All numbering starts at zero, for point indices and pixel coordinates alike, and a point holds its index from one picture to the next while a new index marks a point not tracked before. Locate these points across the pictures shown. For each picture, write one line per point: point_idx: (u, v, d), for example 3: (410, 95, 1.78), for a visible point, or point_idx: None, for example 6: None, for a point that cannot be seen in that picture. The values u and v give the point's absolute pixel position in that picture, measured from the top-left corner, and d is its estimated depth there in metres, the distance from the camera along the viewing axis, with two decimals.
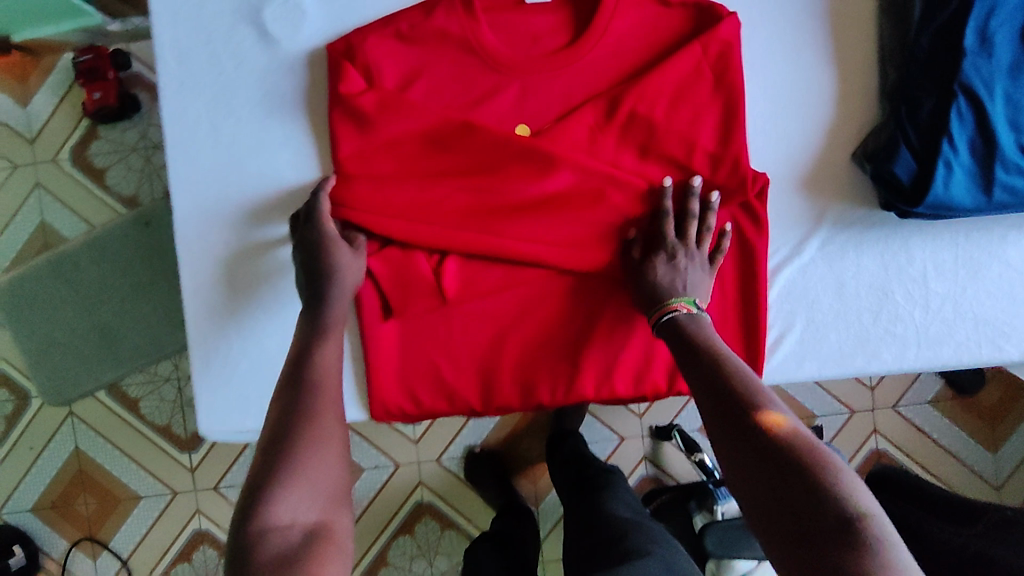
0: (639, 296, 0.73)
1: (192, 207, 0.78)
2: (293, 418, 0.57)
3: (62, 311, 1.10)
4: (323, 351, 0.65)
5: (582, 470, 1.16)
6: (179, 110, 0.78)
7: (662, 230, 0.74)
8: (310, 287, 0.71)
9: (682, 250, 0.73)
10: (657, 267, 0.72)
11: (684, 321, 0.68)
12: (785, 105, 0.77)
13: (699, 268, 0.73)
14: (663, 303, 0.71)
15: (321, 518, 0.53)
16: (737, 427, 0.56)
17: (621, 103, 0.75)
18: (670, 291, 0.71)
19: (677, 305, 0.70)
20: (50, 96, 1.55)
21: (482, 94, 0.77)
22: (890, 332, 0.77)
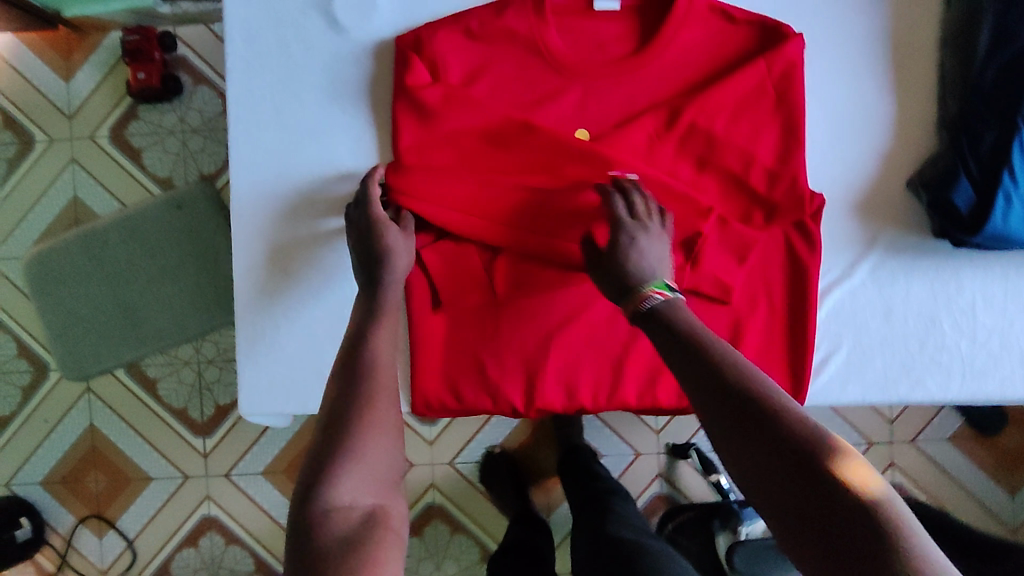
0: (613, 287, 0.65)
1: (252, 188, 0.80)
2: (349, 399, 0.56)
3: (135, 286, 1.46)
4: (377, 329, 0.63)
5: (589, 486, 1.15)
6: (246, 92, 0.79)
7: (610, 213, 0.69)
8: (363, 269, 0.70)
9: (634, 231, 0.67)
10: (619, 251, 0.65)
11: (665, 306, 0.59)
12: (844, 128, 0.78)
13: (655, 245, 0.67)
14: (640, 290, 0.62)
15: (380, 501, 0.53)
16: (742, 421, 0.48)
17: (682, 113, 0.76)
18: (643, 272, 0.64)
19: (651, 292, 0.61)
20: (94, 73, 1.55)
21: (544, 96, 0.78)
22: (935, 361, 0.77)
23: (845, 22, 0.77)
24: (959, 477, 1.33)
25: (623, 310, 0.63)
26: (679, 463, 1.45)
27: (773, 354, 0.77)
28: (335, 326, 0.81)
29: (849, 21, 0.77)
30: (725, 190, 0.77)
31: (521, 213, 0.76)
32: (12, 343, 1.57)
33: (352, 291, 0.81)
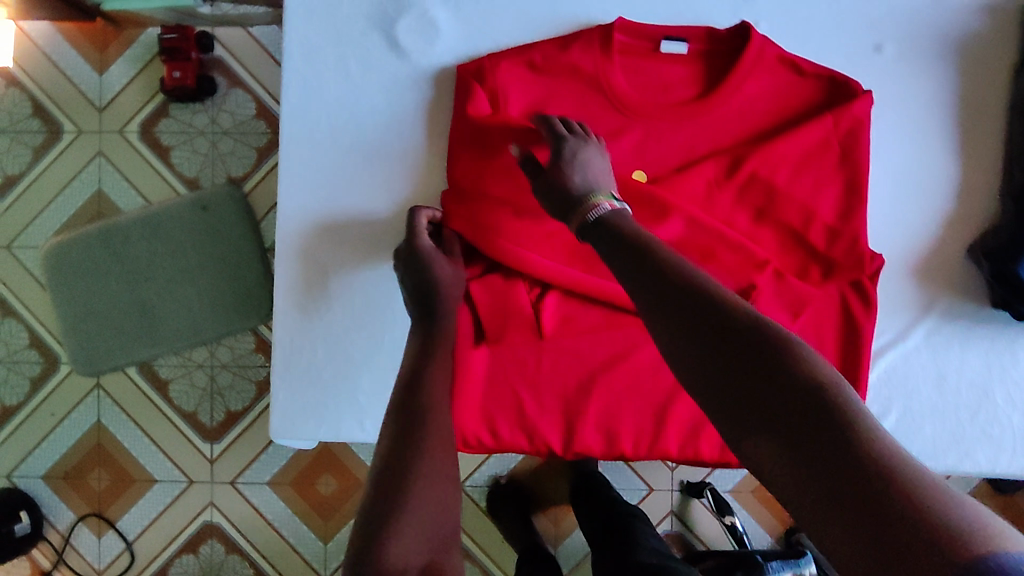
0: (557, 200, 0.65)
1: (299, 207, 0.78)
2: (404, 453, 0.56)
3: (170, 289, 1.47)
4: (432, 374, 0.63)
5: (605, 511, 1.13)
6: (301, 110, 0.78)
7: (553, 136, 0.69)
8: (415, 305, 0.70)
9: (576, 149, 0.68)
10: (566, 167, 0.66)
11: (610, 214, 0.61)
12: (907, 189, 0.76)
13: (598, 161, 0.68)
14: (585, 201, 0.63)
15: (432, 560, 0.52)
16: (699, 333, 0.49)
17: (745, 162, 0.74)
18: (586, 183, 0.65)
19: (599, 202, 0.62)
20: (128, 68, 1.53)
21: (605, 134, 0.76)
22: (986, 434, 0.75)
23: (915, 81, 0.76)
24: None
25: (570, 223, 0.64)
26: (692, 502, 1.43)
27: None
28: (374, 353, 0.80)
29: (920, 80, 0.76)
30: (783, 243, 0.75)
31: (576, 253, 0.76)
32: (24, 333, 1.54)
33: (394, 319, 0.79)
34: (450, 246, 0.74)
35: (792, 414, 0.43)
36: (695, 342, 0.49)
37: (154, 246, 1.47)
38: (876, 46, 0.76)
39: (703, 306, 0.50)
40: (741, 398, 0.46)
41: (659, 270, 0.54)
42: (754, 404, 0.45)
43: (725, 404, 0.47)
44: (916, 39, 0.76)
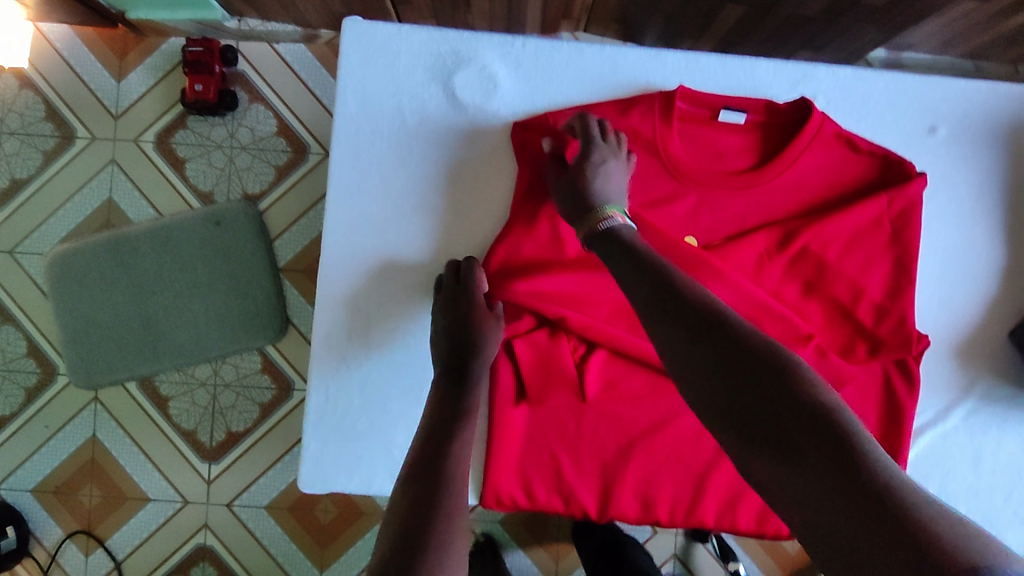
0: (570, 210, 0.70)
1: (343, 252, 0.77)
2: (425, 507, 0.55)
3: (178, 304, 1.47)
4: (459, 448, 0.63)
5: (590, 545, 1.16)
6: (352, 156, 0.77)
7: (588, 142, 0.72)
8: (452, 362, 0.71)
9: (608, 160, 0.71)
10: (591, 173, 0.69)
11: (622, 228, 0.66)
12: (954, 270, 0.77)
13: (620, 174, 0.71)
14: (595, 213, 0.68)
15: None
16: (695, 337, 0.54)
17: (797, 237, 0.75)
18: (599, 194, 0.69)
19: (612, 215, 0.67)
20: (147, 76, 1.50)
21: (660, 199, 0.76)
22: (1018, 515, 0.76)
23: (964, 164, 0.78)
24: None
25: (578, 228, 0.69)
26: (696, 546, 1.43)
27: None
28: (410, 405, 0.78)
29: (968, 164, 0.78)
30: (830, 319, 0.76)
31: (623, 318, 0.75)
32: (21, 341, 1.50)
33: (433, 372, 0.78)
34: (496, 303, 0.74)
35: (779, 412, 0.47)
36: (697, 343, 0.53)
37: (161, 259, 1.46)
38: (929, 128, 0.78)
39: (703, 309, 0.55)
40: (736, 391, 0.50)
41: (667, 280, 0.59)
42: (743, 405, 0.49)
43: (720, 400, 0.51)
44: (965, 123, 0.78)
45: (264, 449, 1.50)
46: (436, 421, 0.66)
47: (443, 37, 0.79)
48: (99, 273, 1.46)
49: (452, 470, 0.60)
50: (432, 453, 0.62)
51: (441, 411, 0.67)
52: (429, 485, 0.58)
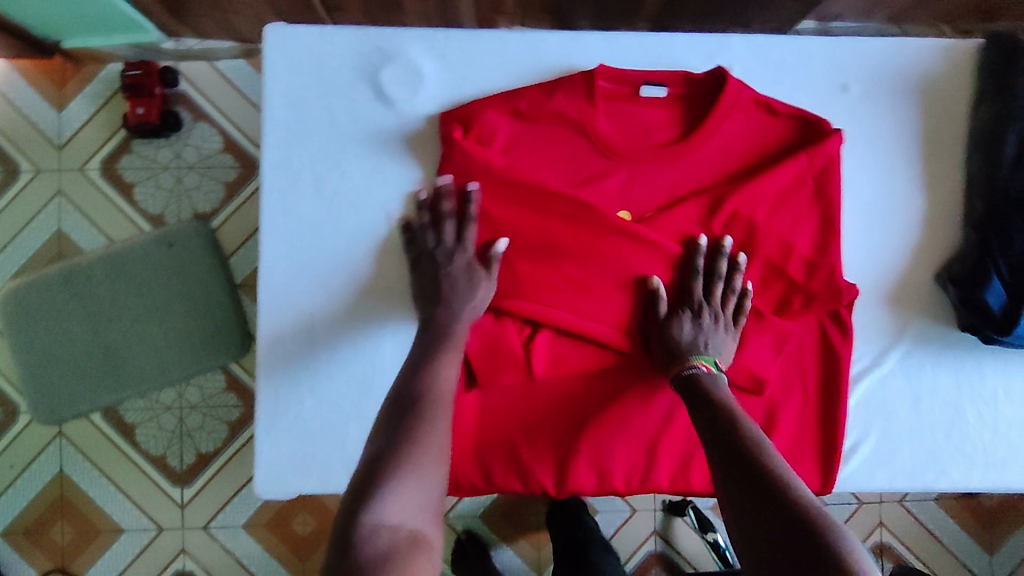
0: (660, 349, 0.75)
1: (282, 254, 0.77)
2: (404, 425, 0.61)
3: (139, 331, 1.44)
4: (443, 364, 0.68)
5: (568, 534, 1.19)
6: (284, 159, 0.78)
7: (690, 287, 0.76)
8: (431, 291, 0.74)
9: (707, 311, 0.75)
10: (681, 324, 0.74)
11: (705, 377, 0.71)
12: (877, 221, 0.80)
13: (721, 330, 0.75)
14: (682, 359, 0.72)
15: (421, 527, 0.55)
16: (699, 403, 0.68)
17: (724, 202, 0.77)
18: (687, 345, 0.73)
19: (698, 363, 0.72)
20: (87, 104, 1.49)
21: (590, 177, 0.78)
22: (960, 451, 0.79)
23: (879, 119, 0.81)
24: (937, 535, 1.49)
25: (667, 371, 0.74)
26: (675, 520, 1.48)
27: (803, 442, 0.78)
28: (361, 400, 0.77)
29: (881, 118, 0.81)
30: (763, 278, 0.78)
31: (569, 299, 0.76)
32: None
33: (382, 365, 0.78)
34: (491, 259, 0.75)
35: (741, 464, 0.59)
36: (716, 442, 0.63)
37: (115, 285, 1.44)
38: (842, 86, 0.81)
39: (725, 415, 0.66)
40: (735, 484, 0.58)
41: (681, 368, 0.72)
42: (732, 484, 0.59)
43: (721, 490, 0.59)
44: (876, 78, 0.81)
45: (235, 468, 1.49)
46: (425, 339, 0.71)
47: (366, 35, 0.80)
48: (55, 306, 1.42)
49: (431, 390, 0.65)
50: (412, 376, 0.67)
51: (428, 329, 0.72)
52: (408, 407, 0.63)
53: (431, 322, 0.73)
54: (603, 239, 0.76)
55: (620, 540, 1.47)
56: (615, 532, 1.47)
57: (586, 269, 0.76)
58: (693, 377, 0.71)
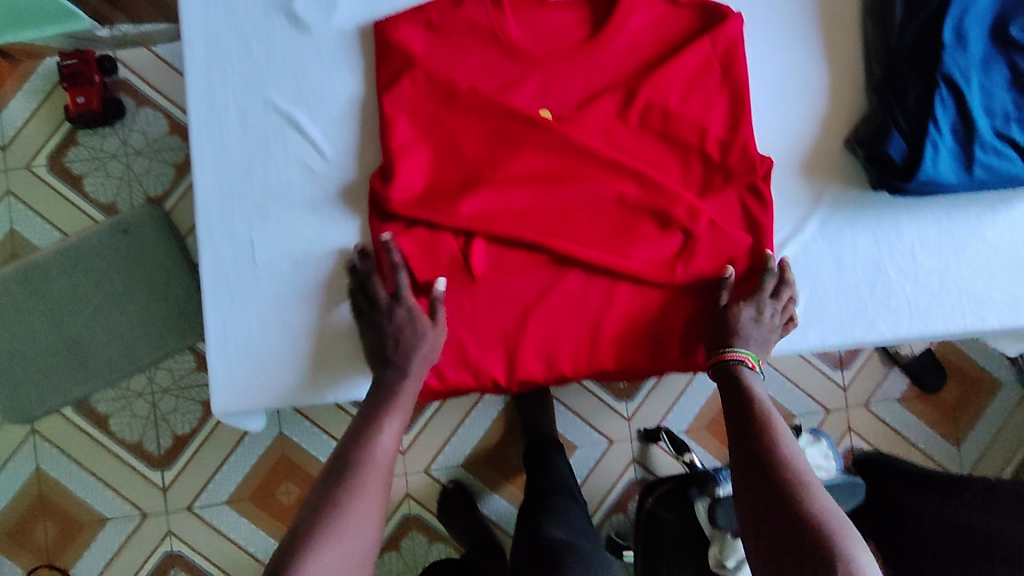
0: (709, 336, 0.82)
1: (215, 184, 0.79)
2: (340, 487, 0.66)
3: (101, 322, 1.43)
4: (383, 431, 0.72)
5: (540, 482, 1.22)
6: (208, 93, 0.80)
7: (759, 283, 0.81)
8: (376, 351, 0.77)
9: (767, 306, 0.80)
10: (743, 309, 0.79)
11: (745, 373, 0.79)
12: (785, 97, 0.84)
13: (771, 327, 0.80)
14: (726, 348, 0.79)
15: None
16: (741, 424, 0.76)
17: (639, 92, 0.80)
18: (741, 332, 0.79)
19: (742, 356, 0.78)
20: (28, 101, 1.48)
21: (508, 83, 0.81)
22: (885, 304, 0.84)
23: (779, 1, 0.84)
24: (905, 434, 1.53)
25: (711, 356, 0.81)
26: (652, 447, 1.51)
27: None
28: (310, 319, 0.80)
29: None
30: (683, 162, 0.81)
31: (502, 209, 0.79)
32: None
33: (325, 283, 0.80)
34: (436, 305, 0.77)
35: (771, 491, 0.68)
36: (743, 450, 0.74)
37: (61, 277, 1.41)
38: None
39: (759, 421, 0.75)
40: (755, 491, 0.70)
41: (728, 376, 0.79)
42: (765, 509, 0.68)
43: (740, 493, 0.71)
44: None
45: (214, 445, 1.49)
46: (369, 399, 0.76)
47: None
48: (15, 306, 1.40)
49: (367, 457, 0.69)
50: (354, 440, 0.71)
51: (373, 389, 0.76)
52: (344, 469, 0.68)
53: (380, 385, 0.76)
54: (527, 138, 0.79)
55: (600, 471, 1.50)
56: (595, 463, 1.50)
57: (516, 169, 0.79)
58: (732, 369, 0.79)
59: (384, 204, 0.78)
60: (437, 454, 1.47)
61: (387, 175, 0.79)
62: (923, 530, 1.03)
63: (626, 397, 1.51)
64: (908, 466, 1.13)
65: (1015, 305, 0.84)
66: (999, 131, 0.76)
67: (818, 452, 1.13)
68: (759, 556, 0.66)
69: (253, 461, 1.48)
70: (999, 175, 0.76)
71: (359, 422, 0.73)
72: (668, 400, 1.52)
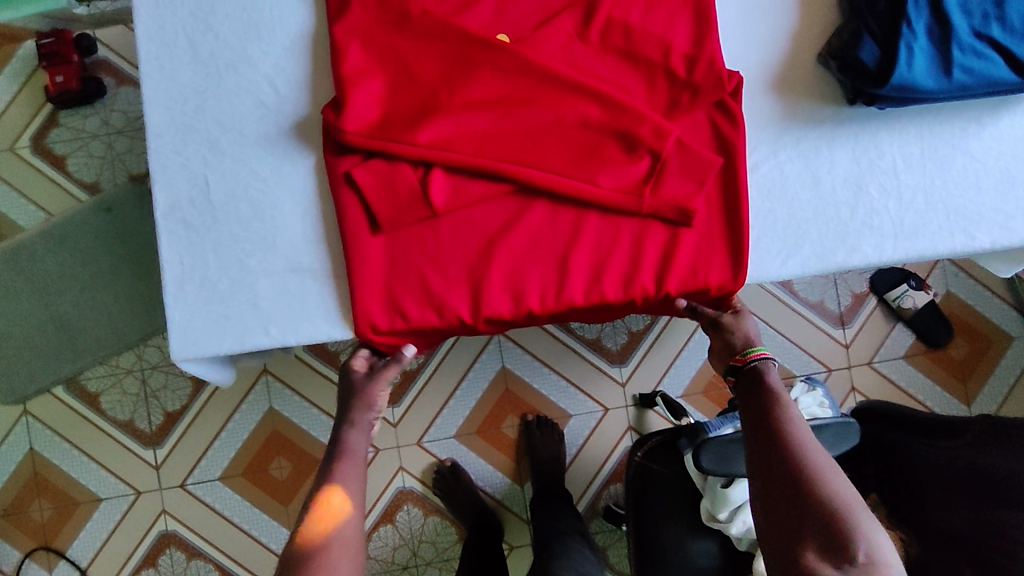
0: (720, 346, 0.85)
1: (168, 122, 0.78)
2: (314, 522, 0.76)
3: (79, 292, 1.33)
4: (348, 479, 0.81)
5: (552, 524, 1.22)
6: (158, 27, 0.78)
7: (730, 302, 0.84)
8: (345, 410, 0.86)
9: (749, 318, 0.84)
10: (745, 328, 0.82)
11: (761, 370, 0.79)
12: (754, 11, 0.80)
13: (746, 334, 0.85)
14: (743, 350, 0.81)
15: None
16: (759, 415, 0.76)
17: (598, 10, 0.78)
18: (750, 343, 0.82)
19: (763, 354, 0.80)
20: (10, 83, 1.43)
21: (462, 5, 0.78)
22: (867, 225, 0.79)
23: None
24: (914, 394, 1.46)
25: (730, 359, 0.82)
26: (647, 413, 1.44)
27: (712, 237, 0.78)
28: (268, 258, 0.78)
29: None
30: (648, 81, 0.78)
31: (460, 134, 0.76)
32: None
33: (282, 218, 0.78)
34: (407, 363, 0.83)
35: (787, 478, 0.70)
36: (757, 448, 0.74)
37: (29, 257, 1.32)
38: None
39: (773, 412, 0.76)
40: (771, 488, 0.70)
41: (750, 373, 0.80)
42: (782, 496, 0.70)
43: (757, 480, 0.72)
44: None
45: (206, 420, 1.42)
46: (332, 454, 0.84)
47: None
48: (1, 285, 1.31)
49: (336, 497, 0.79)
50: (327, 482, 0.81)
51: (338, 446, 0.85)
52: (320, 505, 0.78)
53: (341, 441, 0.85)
54: (482, 61, 0.77)
55: (597, 439, 1.44)
56: (591, 431, 1.44)
57: (472, 94, 0.77)
58: (756, 367, 0.80)
59: (337, 133, 0.76)
60: (429, 425, 1.42)
61: (339, 104, 0.76)
62: (932, 479, 0.95)
63: (620, 361, 1.45)
64: (907, 413, 1.01)
65: (1007, 223, 0.79)
66: (976, 31, 0.73)
67: (812, 400, 1.09)
68: (773, 536, 0.68)
69: (245, 434, 1.42)
70: (981, 76, 0.72)
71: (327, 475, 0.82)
72: (665, 362, 1.46)
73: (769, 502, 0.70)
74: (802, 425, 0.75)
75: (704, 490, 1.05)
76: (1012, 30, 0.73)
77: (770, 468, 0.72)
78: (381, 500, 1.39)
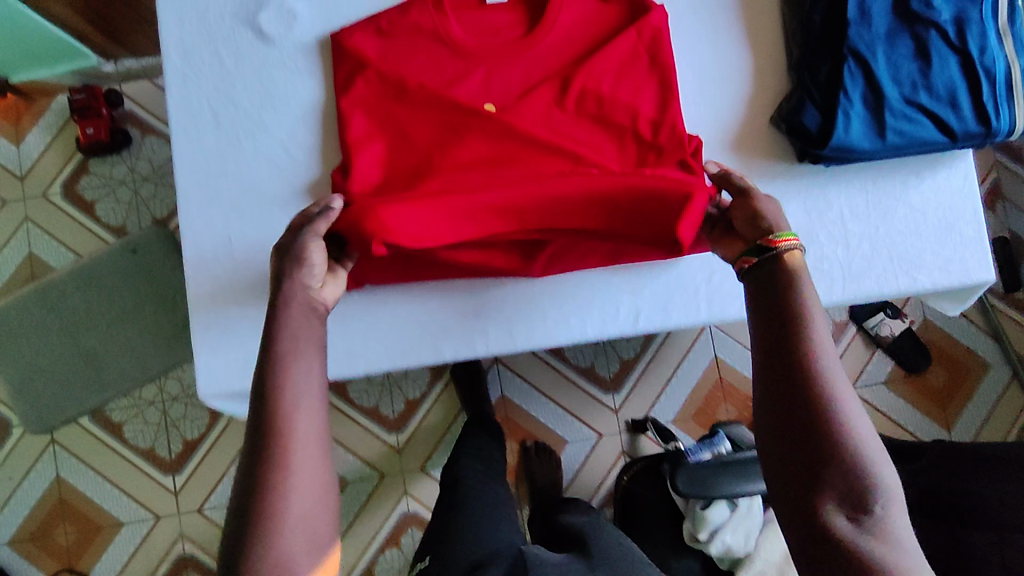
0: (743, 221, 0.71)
1: (196, 185, 0.89)
2: (258, 455, 0.58)
3: (111, 329, 1.44)
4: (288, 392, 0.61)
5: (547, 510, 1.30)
6: (187, 102, 0.90)
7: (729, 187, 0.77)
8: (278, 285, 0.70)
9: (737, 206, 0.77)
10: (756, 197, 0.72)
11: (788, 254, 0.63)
12: (712, 81, 0.90)
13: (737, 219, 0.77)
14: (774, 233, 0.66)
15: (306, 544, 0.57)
16: (776, 330, 0.59)
17: (572, 81, 0.87)
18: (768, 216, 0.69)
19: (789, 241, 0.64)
20: (43, 135, 1.55)
21: (454, 78, 0.88)
22: (819, 269, 0.88)
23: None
24: (895, 417, 1.53)
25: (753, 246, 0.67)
26: (640, 438, 1.52)
27: None
28: None
29: None
30: (619, 142, 0.88)
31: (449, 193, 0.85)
32: None
33: None
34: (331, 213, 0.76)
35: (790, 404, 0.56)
36: (773, 373, 0.58)
37: (59, 295, 1.43)
38: None
39: (791, 323, 0.59)
40: (773, 422, 0.57)
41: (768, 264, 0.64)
42: (778, 427, 0.56)
43: (762, 404, 0.58)
44: None
45: (222, 451, 1.50)
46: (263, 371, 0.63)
47: None
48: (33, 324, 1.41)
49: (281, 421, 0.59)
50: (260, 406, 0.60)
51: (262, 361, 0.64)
52: (264, 433, 0.59)
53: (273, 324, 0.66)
54: (471, 127, 0.87)
55: (590, 464, 1.51)
56: (585, 458, 1.51)
57: (461, 156, 0.87)
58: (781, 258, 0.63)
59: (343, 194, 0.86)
60: (431, 453, 1.48)
61: (346, 168, 0.87)
62: None
63: (613, 389, 1.53)
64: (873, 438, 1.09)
65: (946, 266, 0.88)
66: (907, 97, 0.82)
67: None
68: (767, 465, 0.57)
69: None
70: (911, 138, 0.82)
71: (263, 390, 0.61)
72: (656, 388, 1.53)
73: (771, 429, 0.57)
74: (823, 334, 0.59)
75: (686, 512, 1.12)
76: (939, 96, 0.82)
77: (781, 396, 0.57)
78: (386, 523, 1.46)
